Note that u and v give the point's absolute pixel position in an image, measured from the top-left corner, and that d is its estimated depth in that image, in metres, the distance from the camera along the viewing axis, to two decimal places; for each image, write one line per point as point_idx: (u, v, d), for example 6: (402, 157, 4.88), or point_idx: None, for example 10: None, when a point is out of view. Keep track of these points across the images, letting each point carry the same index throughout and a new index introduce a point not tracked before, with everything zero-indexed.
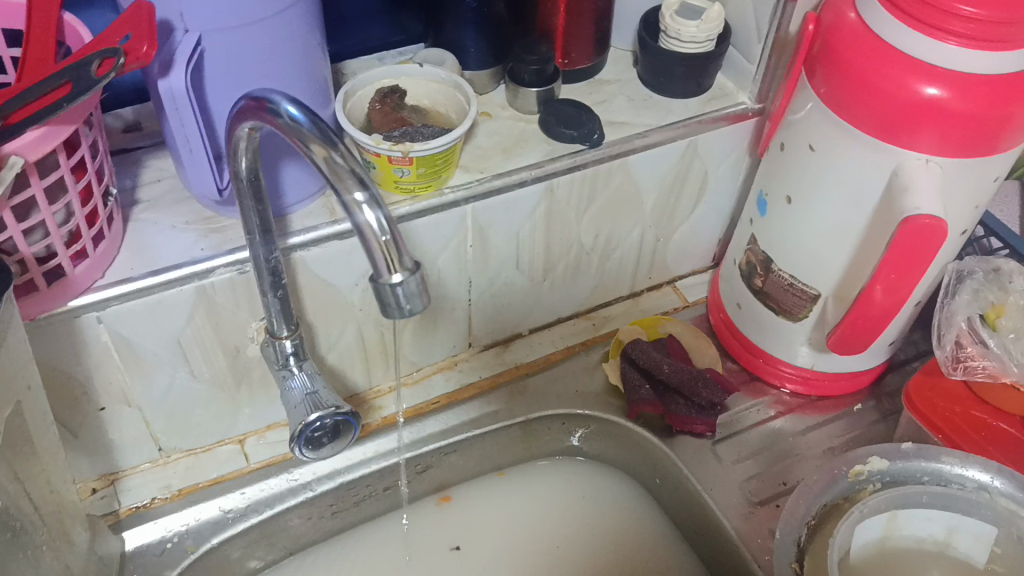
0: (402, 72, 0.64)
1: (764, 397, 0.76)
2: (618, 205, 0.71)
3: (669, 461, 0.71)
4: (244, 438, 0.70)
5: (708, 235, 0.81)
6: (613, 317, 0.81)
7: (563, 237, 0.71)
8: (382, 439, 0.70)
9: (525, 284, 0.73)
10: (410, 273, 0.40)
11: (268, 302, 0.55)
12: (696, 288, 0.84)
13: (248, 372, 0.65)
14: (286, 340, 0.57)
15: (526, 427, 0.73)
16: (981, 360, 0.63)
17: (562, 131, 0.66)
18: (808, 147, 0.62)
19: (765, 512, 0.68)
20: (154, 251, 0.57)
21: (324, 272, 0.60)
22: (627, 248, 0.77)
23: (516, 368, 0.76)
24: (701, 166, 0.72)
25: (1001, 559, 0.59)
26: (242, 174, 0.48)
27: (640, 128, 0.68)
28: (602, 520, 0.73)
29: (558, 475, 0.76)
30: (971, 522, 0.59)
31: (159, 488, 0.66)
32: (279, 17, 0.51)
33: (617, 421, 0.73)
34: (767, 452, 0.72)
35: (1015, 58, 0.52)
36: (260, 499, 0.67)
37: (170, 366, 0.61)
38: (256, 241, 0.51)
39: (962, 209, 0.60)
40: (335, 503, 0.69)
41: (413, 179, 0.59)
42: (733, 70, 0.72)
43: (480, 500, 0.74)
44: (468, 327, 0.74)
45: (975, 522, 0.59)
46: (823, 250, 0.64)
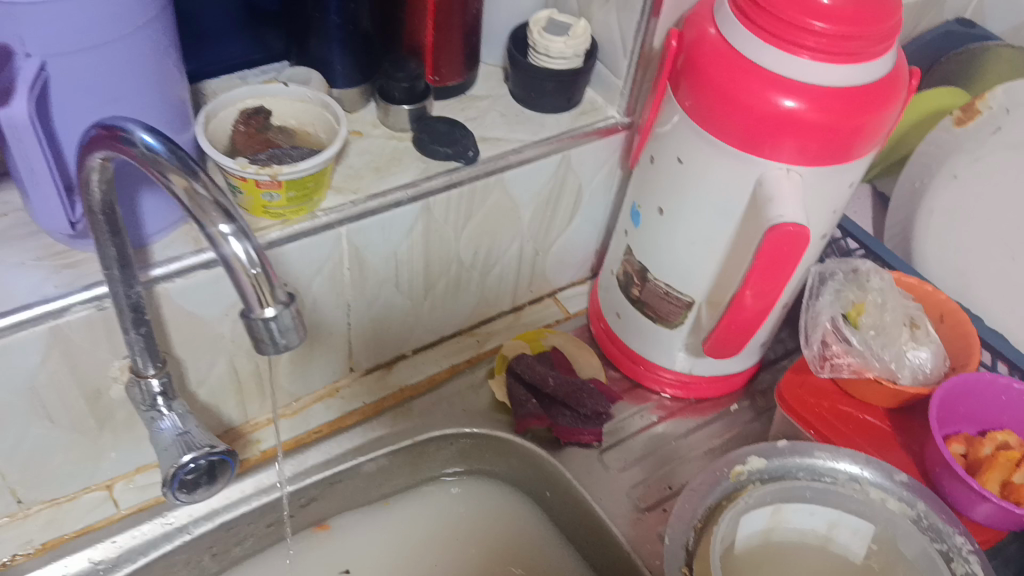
0: (265, 91, 0.61)
1: (646, 403, 0.77)
2: (495, 220, 0.71)
3: (558, 474, 0.71)
4: (112, 484, 0.65)
5: (584, 245, 0.82)
6: (497, 332, 0.81)
7: (441, 254, 0.70)
8: (261, 474, 0.67)
9: (405, 305, 0.72)
10: (284, 307, 0.39)
11: (130, 340, 0.51)
12: (576, 299, 0.85)
13: (111, 414, 0.61)
14: (153, 379, 0.53)
15: (412, 450, 0.72)
16: (845, 356, 0.65)
17: (437, 148, 0.65)
18: (676, 159, 0.64)
19: (652, 518, 0.69)
20: (5, 290, 0.53)
21: (192, 303, 0.57)
22: (507, 263, 0.77)
23: (400, 390, 0.75)
24: (575, 180, 0.73)
25: (878, 554, 0.61)
26: (95, 207, 0.45)
27: (513, 144, 0.68)
28: (493, 540, 0.73)
29: (445, 498, 0.75)
30: (850, 517, 0.62)
31: (18, 544, 0.61)
32: (132, 37, 0.48)
33: (504, 437, 0.73)
34: (651, 457, 0.73)
35: (862, 70, 0.56)
36: (133, 548, 0.63)
37: (24, 413, 0.56)
38: (113, 276, 0.48)
39: (821, 215, 0.63)
40: (214, 544, 0.66)
41: (283, 204, 0.57)
42: (601, 85, 0.73)
43: (366, 529, 0.72)
44: (349, 351, 0.72)
45: (855, 520, 0.62)
46: (695, 258, 0.66)
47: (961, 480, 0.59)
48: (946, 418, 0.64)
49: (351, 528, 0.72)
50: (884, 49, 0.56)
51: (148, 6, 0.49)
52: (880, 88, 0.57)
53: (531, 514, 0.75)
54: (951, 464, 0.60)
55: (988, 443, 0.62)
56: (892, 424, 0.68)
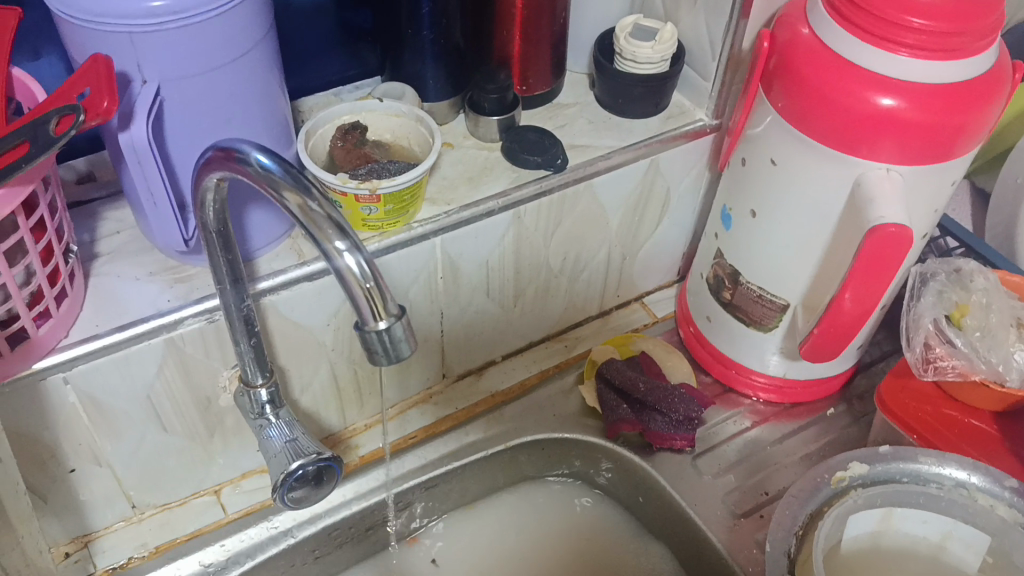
0: (361, 108, 0.63)
1: (738, 408, 0.76)
2: (584, 226, 0.71)
3: (652, 479, 0.71)
4: (220, 488, 0.68)
5: (672, 249, 0.81)
6: (585, 337, 0.81)
7: (531, 261, 0.71)
8: (361, 479, 0.68)
9: (496, 311, 0.73)
10: (395, 319, 0.40)
11: (242, 351, 0.54)
12: (663, 302, 0.84)
13: (220, 421, 0.64)
14: (262, 388, 0.56)
15: (505, 456, 0.73)
16: (949, 359, 0.63)
17: (527, 158, 0.66)
18: (769, 161, 0.63)
19: (748, 524, 0.68)
20: (123, 304, 0.56)
21: (296, 314, 0.59)
22: (596, 268, 0.77)
23: (492, 396, 0.75)
24: (663, 184, 0.73)
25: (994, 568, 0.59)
26: (210, 225, 0.47)
27: (601, 150, 0.69)
28: (590, 546, 0.73)
29: (542, 501, 0.76)
30: (964, 528, 0.60)
31: (135, 546, 0.64)
32: (240, 60, 0.50)
33: (595, 442, 0.73)
34: (745, 462, 0.73)
35: (964, 65, 0.54)
36: (241, 550, 0.65)
37: (141, 422, 0.59)
38: (226, 290, 0.51)
39: (923, 215, 0.61)
40: (316, 547, 0.67)
41: (381, 217, 0.58)
42: (688, 88, 0.73)
43: (463, 536, 0.74)
44: (441, 358, 0.73)
45: (969, 529, 0.60)
46: (790, 261, 0.65)
47: None
48: None
49: (450, 536, 0.73)
50: (987, 44, 0.55)
51: (256, 30, 0.50)
52: (983, 84, 0.55)
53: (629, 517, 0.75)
54: None
55: None
56: (999, 429, 0.66)
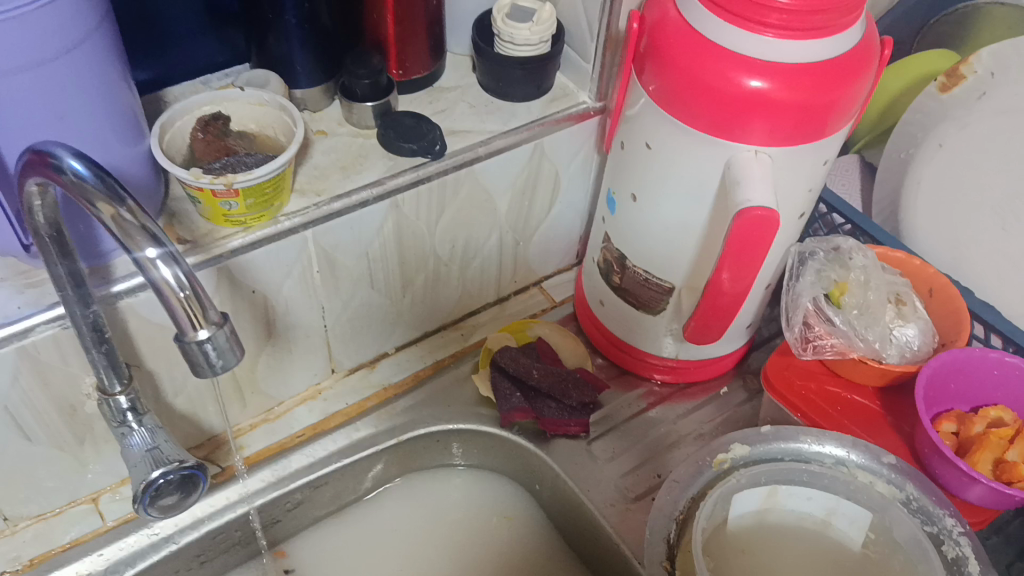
0: (220, 96, 0.60)
1: (635, 389, 0.76)
2: (469, 214, 0.70)
3: (547, 466, 0.71)
4: (98, 496, 0.66)
5: (567, 233, 0.80)
6: (482, 324, 0.80)
7: (416, 251, 0.69)
8: (241, 483, 0.67)
9: (383, 302, 0.71)
10: (217, 328, 0.38)
11: (94, 359, 0.51)
12: (562, 286, 0.84)
13: (90, 429, 0.61)
14: (120, 396, 0.54)
15: (399, 449, 0.71)
16: (829, 338, 0.64)
17: (402, 145, 0.64)
18: (645, 144, 0.62)
19: (641, 507, 0.68)
20: None
21: (158, 316, 0.57)
22: (488, 255, 0.76)
23: (383, 389, 0.74)
24: (551, 167, 0.72)
25: (875, 544, 0.60)
26: (42, 231, 0.45)
27: (481, 136, 0.67)
28: (487, 539, 0.72)
29: (437, 492, 0.75)
30: (847, 505, 0.60)
31: (8, 560, 0.62)
32: (71, 55, 0.47)
33: (490, 431, 0.72)
34: (641, 445, 0.73)
35: (831, 43, 0.54)
36: (120, 559, 0.63)
37: (1, 435, 0.57)
38: (68, 297, 0.48)
39: (797, 195, 0.61)
40: (203, 551, 0.66)
41: (243, 212, 0.56)
42: (571, 69, 0.71)
43: (360, 534, 0.72)
44: (328, 352, 0.71)
45: (852, 506, 0.60)
46: (672, 244, 0.64)
47: (951, 463, 0.58)
48: (935, 397, 0.63)
49: (342, 540, 0.72)
50: (853, 19, 0.54)
51: (86, 22, 0.48)
52: (850, 61, 0.55)
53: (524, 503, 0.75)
54: (940, 447, 0.58)
55: (980, 422, 0.60)
56: (881, 404, 0.66)
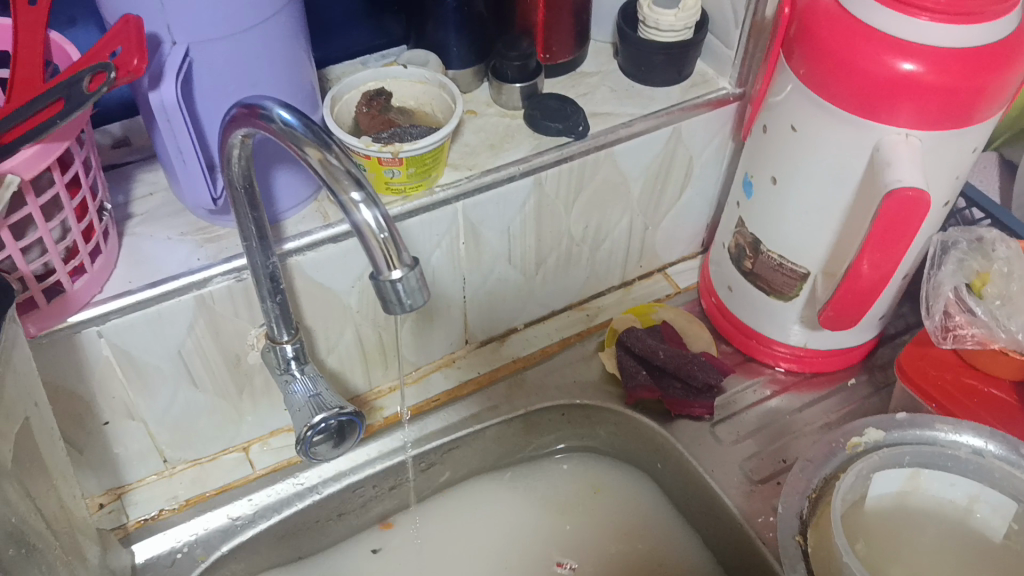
0: (385, 74, 0.64)
1: (758, 376, 0.77)
2: (605, 195, 0.72)
3: (670, 445, 0.72)
4: (249, 446, 0.70)
5: (695, 221, 0.82)
6: (608, 307, 0.82)
7: (553, 231, 0.72)
8: (387, 437, 0.71)
9: (518, 278, 0.74)
10: (409, 269, 0.41)
11: (268, 308, 0.56)
12: (686, 274, 0.85)
13: (249, 381, 0.66)
14: (287, 344, 0.58)
15: (526, 421, 0.74)
16: (969, 328, 0.64)
17: (549, 125, 0.67)
18: (789, 128, 0.63)
19: (765, 490, 0.69)
20: (154, 262, 0.58)
21: (320, 274, 0.61)
22: (618, 238, 0.77)
23: (513, 362, 0.77)
24: (686, 153, 0.73)
25: (1018, 535, 0.59)
26: (237, 182, 0.49)
27: (623, 118, 0.69)
28: (606, 522, 0.74)
29: (556, 473, 0.77)
30: (993, 492, 0.60)
31: (167, 499, 0.67)
32: (266, 25, 0.51)
33: (613, 408, 0.74)
34: (764, 430, 0.73)
35: (986, 28, 0.54)
36: (268, 505, 0.67)
37: (172, 378, 0.62)
38: (253, 248, 0.52)
39: (943, 182, 0.61)
40: (341, 506, 0.70)
41: (404, 179, 0.60)
42: (711, 57, 0.73)
43: (484, 506, 0.75)
44: (464, 323, 0.74)
45: (997, 494, 0.60)
46: (811, 229, 0.65)
47: None
48: None
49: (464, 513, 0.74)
50: (1011, 6, 0.54)
51: None
52: (1006, 48, 0.54)
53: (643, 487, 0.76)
54: None
55: None
56: (1021, 398, 0.65)
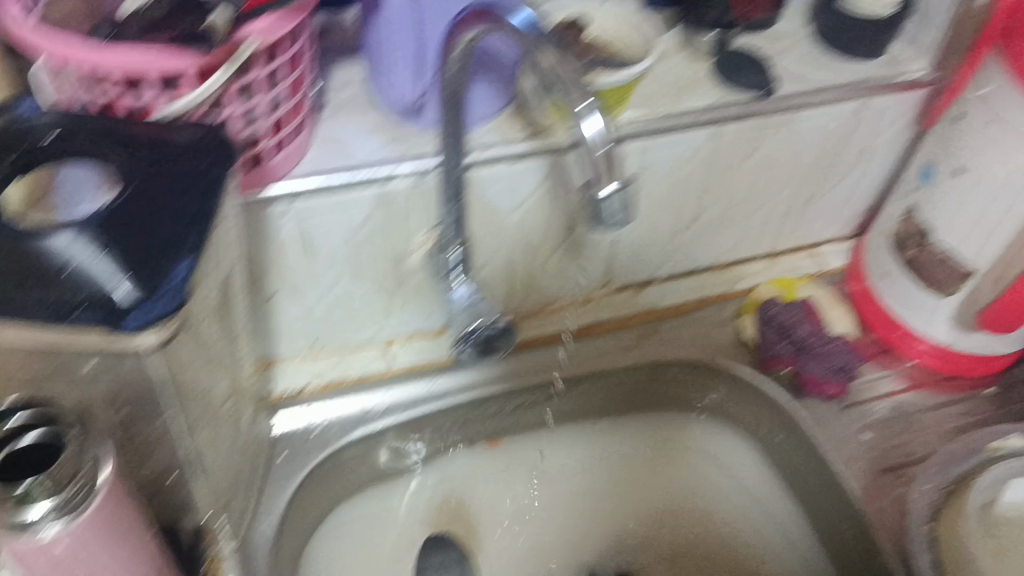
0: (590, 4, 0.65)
1: (891, 370, 0.76)
2: (776, 162, 0.71)
3: (793, 419, 0.72)
4: (389, 344, 0.73)
5: (855, 204, 0.80)
6: (751, 274, 0.81)
7: (716, 189, 0.72)
8: (524, 359, 0.74)
9: (672, 230, 0.74)
10: None
11: (448, 211, 0.58)
12: (836, 256, 0.83)
13: (404, 282, 0.68)
14: (455, 253, 0.60)
15: (652, 372, 0.76)
16: None
17: (737, 79, 0.67)
18: (992, 120, 0.61)
19: (886, 481, 0.69)
20: (346, 150, 0.60)
21: (493, 190, 0.63)
22: (776, 207, 0.77)
23: (649, 311, 0.78)
24: (866, 132, 0.72)
25: None
26: (447, 83, 0.51)
27: (812, 86, 0.68)
28: (707, 484, 0.77)
29: (663, 428, 0.79)
30: None
31: (309, 377, 0.70)
32: None
33: (740, 376, 0.74)
34: (891, 424, 0.73)
35: None
36: (399, 402, 0.71)
37: (338, 265, 0.64)
38: (447, 150, 0.55)
39: None
40: (466, 417, 0.73)
41: (590, 109, 0.61)
42: (912, 38, 0.71)
43: (584, 446, 0.78)
44: (610, 265, 0.75)
45: None
46: (989, 228, 0.63)
47: None
48: None
49: (577, 461, 0.77)
50: None
51: None
52: None
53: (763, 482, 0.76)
54: None
55: None
56: None
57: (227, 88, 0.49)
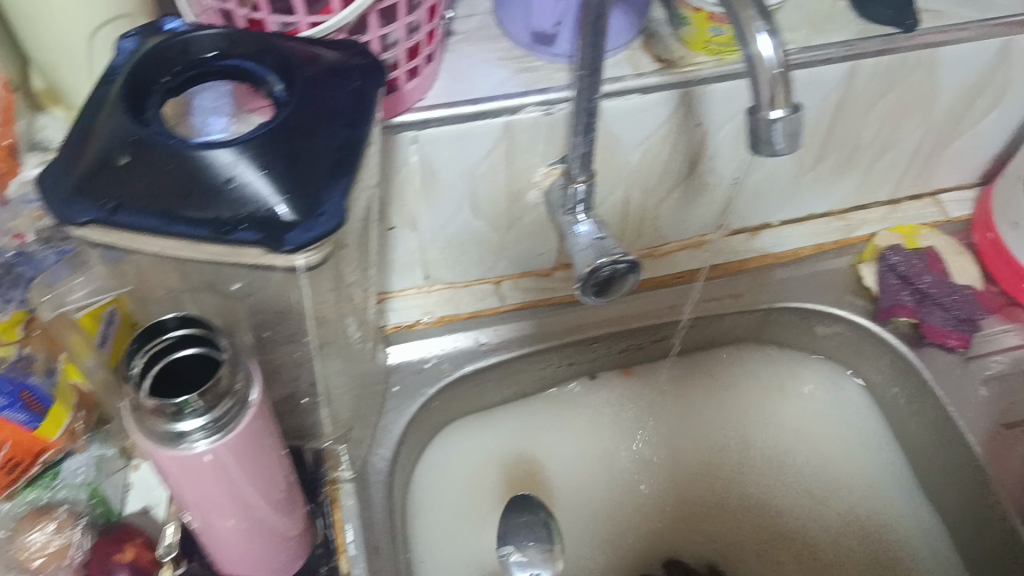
0: None
1: (1015, 323, 0.73)
2: (908, 102, 0.68)
3: (913, 369, 0.71)
4: (501, 281, 0.72)
5: (986, 150, 0.76)
6: (871, 222, 0.77)
7: (843, 129, 0.69)
8: (642, 298, 0.73)
9: (791, 172, 0.72)
10: (791, 112, 0.40)
11: (577, 145, 0.57)
12: (961, 204, 0.79)
13: (520, 218, 0.67)
14: (581, 185, 0.59)
15: (766, 315, 0.75)
16: None
17: (879, 12, 0.63)
18: None
19: (1008, 437, 0.68)
20: (473, 81, 0.59)
21: (620, 124, 0.62)
22: (902, 151, 0.73)
23: (766, 256, 0.75)
24: (1007, 72, 0.68)
25: None
26: (591, 8, 0.49)
27: (955, 20, 0.65)
28: (822, 421, 0.76)
29: (774, 364, 0.78)
30: None
31: (424, 312, 0.70)
32: None
33: (860, 323, 0.73)
34: (1012, 379, 0.71)
35: None
36: (513, 338, 0.71)
37: (459, 199, 0.64)
38: (581, 80, 0.53)
39: None
40: (575, 354, 0.73)
41: (724, 40, 0.60)
42: None
43: (693, 379, 0.77)
44: (726, 207, 0.73)
45: None
46: None
47: None
48: None
49: (691, 396, 0.76)
50: None
51: None
52: None
53: (884, 449, 0.75)
54: None
55: None
56: None
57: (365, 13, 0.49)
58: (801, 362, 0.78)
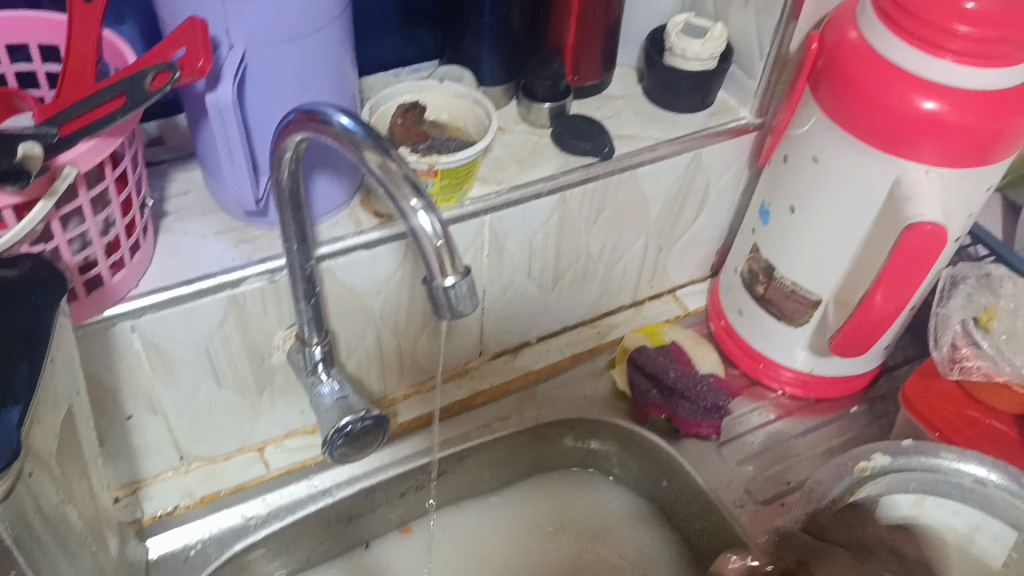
0: (422, 87, 0.66)
1: (763, 401, 0.79)
2: (625, 216, 0.74)
3: (676, 462, 0.73)
4: (264, 446, 0.71)
5: (706, 246, 0.84)
6: (618, 325, 0.83)
7: (572, 247, 0.73)
8: (413, 439, 0.73)
9: (535, 292, 0.76)
10: (462, 277, 0.43)
11: (302, 309, 0.57)
12: (695, 296, 0.86)
13: (270, 380, 0.66)
14: (316, 347, 0.59)
15: (535, 433, 0.76)
16: (975, 360, 0.67)
17: (576, 144, 0.69)
18: (812, 159, 0.65)
19: (769, 511, 0.71)
20: (189, 258, 0.59)
21: (350, 279, 0.63)
22: (632, 258, 0.79)
23: (526, 374, 0.78)
24: (705, 179, 0.75)
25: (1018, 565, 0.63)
26: (284, 185, 0.49)
27: (647, 142, 0.71)
28: (601, 543, 0.77)
29: (553, 490, 0.80)
30: (993, 522, 0.63)
31: (181, 495, 0.67)
32: (322, 33, 0.52)
33: (623, 424, 0.76)
34: (766, 455, 0.75)
35: (1008, 73, 0.56)
36: (281, 506, 0.68)
37: (197, 375, 0.62)
38: (292, 250, 0.53)
39: (958, 219, 0.63)
40: (351, 510, 0.71)
41: (436, 191, 0.61)
42: (734, 86, 0.75)
43: (472, 522, 0.77)
44: (480, 334, 0.76)
45: (996, 524, 0.63)
46: (826, 258, 0.67)
47: None
48: None
49: (468, 538, 0.76)
50: None
51: (335, 6, 0.52)
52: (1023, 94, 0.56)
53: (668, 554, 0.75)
54: None
55: None
56: (1018, 431, 0.67)
57: (48, 222, 0.47)
58: (578, 484, 0.80)
